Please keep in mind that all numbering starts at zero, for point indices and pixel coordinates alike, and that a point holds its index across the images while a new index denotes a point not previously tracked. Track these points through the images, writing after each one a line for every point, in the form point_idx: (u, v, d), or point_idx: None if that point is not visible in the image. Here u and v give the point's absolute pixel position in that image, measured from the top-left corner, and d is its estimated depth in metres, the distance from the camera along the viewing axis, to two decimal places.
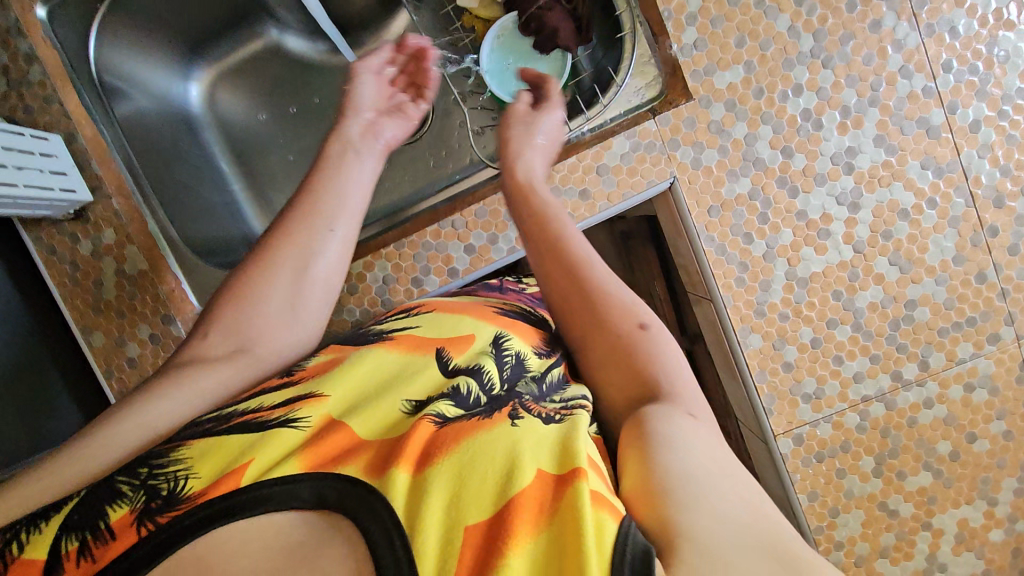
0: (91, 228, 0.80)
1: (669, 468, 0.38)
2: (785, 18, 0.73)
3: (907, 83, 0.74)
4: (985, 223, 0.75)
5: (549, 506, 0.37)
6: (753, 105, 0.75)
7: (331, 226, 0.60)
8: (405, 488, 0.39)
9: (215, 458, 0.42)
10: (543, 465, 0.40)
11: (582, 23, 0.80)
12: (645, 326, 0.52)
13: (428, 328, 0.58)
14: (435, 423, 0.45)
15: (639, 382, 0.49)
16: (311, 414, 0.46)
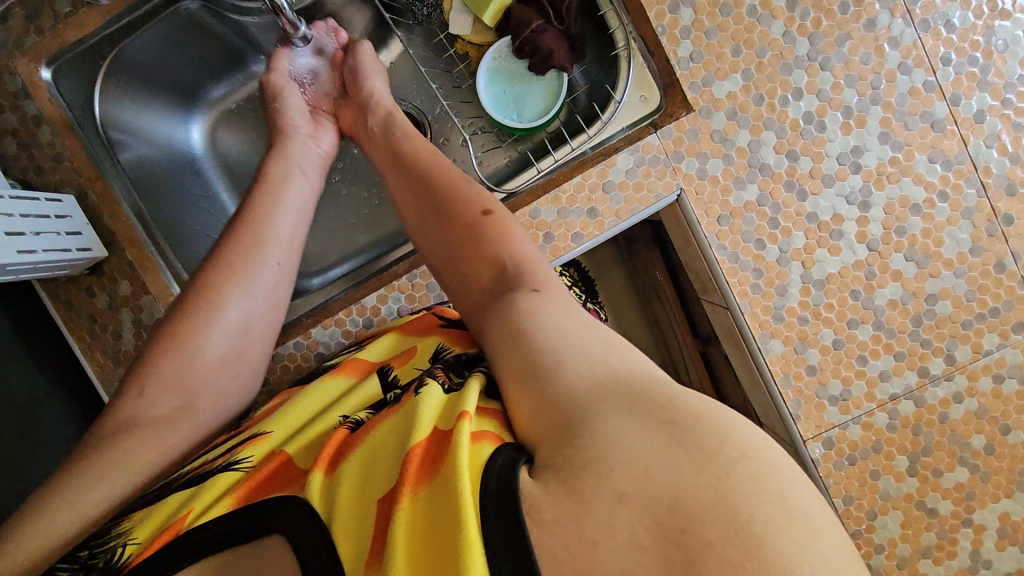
0: (106, 280, 0.81)
1: (519, 360, 0.44)
2: (779, 24, 0.73)
3: (907, 78, 0.73)
4: (999, 212, 0.75)
5: (432, 456, 0.41)
6: (754, 112, 0.75)
7: (269, 253, 0.67)
8: (319, 487, 0.45)
9: (150, 523, 0.50)
10: (433, 420, 0.44)
11: (575, 41, 0.81)
12: (488, 211, 0.62)
13: (372, 354, 0.68)
14: (350, 428, 0.52)
15: (491, 266, 0.57)
16: (252, 453, 0.54)
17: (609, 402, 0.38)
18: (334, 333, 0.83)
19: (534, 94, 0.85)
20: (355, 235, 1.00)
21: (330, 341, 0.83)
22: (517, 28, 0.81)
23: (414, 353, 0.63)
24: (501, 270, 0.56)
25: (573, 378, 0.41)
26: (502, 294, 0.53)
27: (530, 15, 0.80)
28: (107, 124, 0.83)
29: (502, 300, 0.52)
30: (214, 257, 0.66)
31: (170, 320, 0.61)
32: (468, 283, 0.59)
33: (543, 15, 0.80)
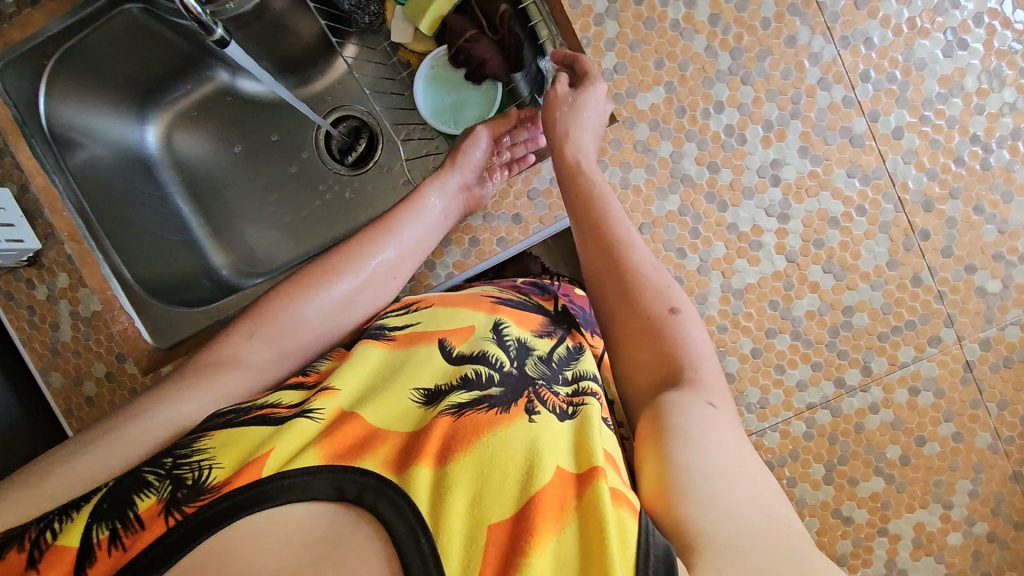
0: (45, 273, 0.83)
1: (702, 467, 0.45)
2: (701, 38, 0.75)
3: (826, 94, 0.75)
4: (916, 227, 0.76)
5: (564, 506, 0.45)
6: (676, 124, 0.76)
7: (384, 249, 0.68)
8: (427, 484, 0.46)
9: (238, 451, 0.46)
10: (563, 464, 0.48)
11: (510, 51, 0.82)
12: (675, 310, 0.61)
13: (427, 323, 0.61)
14: (451, 415, 0.51)
15: (663, 363, 0.57)
16: (325, 405, 0.51)
17: (777, 556, 0.39)
18: None
19: (470, 102, 0.87)
20: (300, 237, 1.02)
21: None
22: (451, 37, 0.83)
23: (472, 326, 0.61)
24: (670, 372, 0.56)
25: (742, 512, 0.42)
26: (671, 396, 0.53)
27: (463, 25, 0.82)
28: (53, 120, 0.85)
29: (671, 402, 0.52)
30: (347, 246, 0.67)
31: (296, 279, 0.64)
32: (631, 372, 0.59)
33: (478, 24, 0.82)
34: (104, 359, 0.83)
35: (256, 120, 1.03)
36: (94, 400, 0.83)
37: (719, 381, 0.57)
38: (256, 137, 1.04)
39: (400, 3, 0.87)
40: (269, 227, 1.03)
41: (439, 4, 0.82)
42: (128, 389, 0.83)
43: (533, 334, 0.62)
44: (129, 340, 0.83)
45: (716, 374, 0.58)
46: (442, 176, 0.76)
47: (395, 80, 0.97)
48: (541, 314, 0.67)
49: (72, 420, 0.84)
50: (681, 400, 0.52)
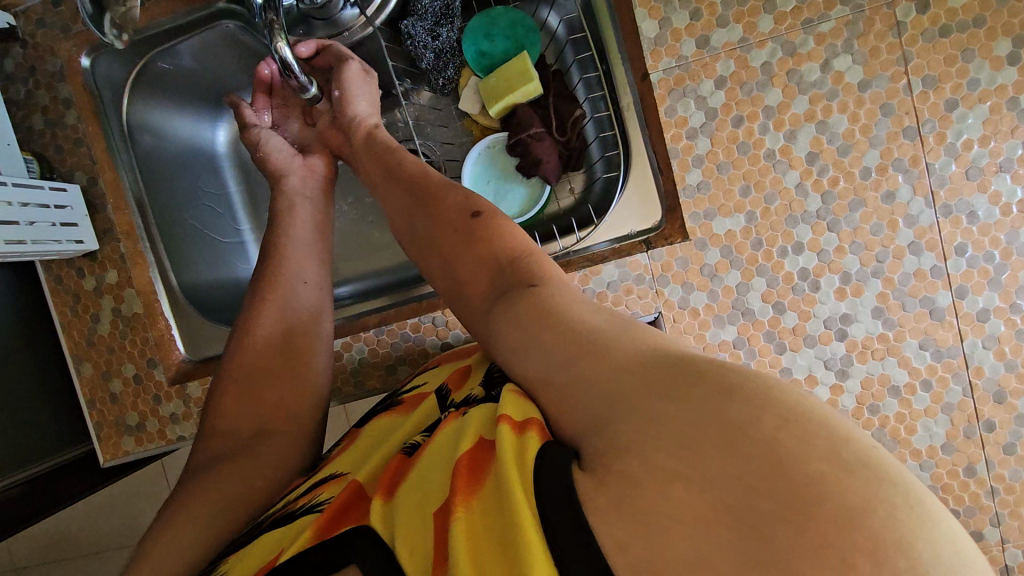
0: (97, 266, 0.85)
1: (549, 356, 0.44)
2: (794, 174, 0.72)
3: (915, 259, 0.71)
4: (981, 416, 0.71)
5: (480, 465, 0.41)
6: (749, 256, 0.73)
7: (304, 278, 0.74)
8: (381, 509, 0.45)
9: (248, 561, 0.48)
10: (482, 430, 0.45)
11: (571, 153, 0.83)
12: (478, 214, 0.63)
13: (431, 382, 0.67)
14: (406, 453, 0.53)
15: (490, 259, 0.59)
16: (328, 494, 0.52)
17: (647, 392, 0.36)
18: None
19: (516, 192, 0.87)
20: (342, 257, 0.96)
21: None
22: (516, 127, 0.82)
23: (472, 368, 0.63)
24: (501, 272, 0.58)
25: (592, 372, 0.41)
26: (503, 302, 0.54)
27: (531, 120, 0.82)
28: (134, 106, 0.86)
29: (508, 304, 0.53)
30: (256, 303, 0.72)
31: (231, 361, 0.69)
32: (474, 280, 0.60)
33: (545, 125, 0.83)
34: (134, 361, 0.85)
35: None
36: (118, 397, 0.85)
37: (549, 262, 0.58)
38: None
39: (478, 76, 0.87)
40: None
41: (514, 97, 0.82)
42: (152, 394, 0.85)
43: None
44: (163, 347, 0.84)
45: (544, 260, 0.58)
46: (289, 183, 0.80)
47: (450, 147, 0.94)
48: None
49: (93, 412, 0.86)
50: (510, 305, 0.52)
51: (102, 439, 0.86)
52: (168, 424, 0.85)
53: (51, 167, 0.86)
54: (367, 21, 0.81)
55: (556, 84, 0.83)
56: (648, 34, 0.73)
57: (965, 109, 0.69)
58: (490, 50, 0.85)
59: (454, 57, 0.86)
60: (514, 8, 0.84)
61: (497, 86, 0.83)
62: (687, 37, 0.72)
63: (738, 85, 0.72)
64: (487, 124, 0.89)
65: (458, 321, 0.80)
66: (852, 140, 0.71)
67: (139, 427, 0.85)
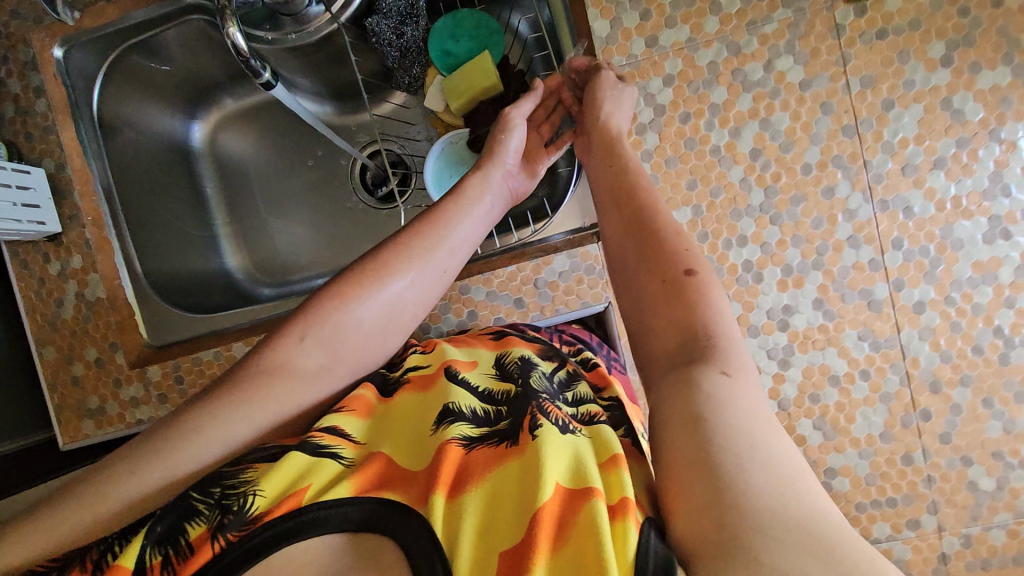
0: (62, 251, 0.86)
1: (704, 457, 0.43)
2: (738, 169, 0.74)
3: (854, 252, 0.73)
4: (918, 406, 0.74)
5: (567, 523, 0.46)
6: (696, 247, 0.75)
7: (437, 265, 0.63)
8: (443, 513, 0.49)
9: (276, 478, 0.49)
10: (560, 477, 0.48)
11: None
12: (692, 271, 0.56)
13: (432, 361, 0.64)
14: (462, 446, 0.53)
15: (679, 334, 0.54)
16: (353, 454, 0.54)
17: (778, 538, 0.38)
18: None
19: None
20: (319, 255, 1.00)
21: None
22: (476, 123, 0.88)
23: (478, 361, 0.65)
24: (687, 340, 0.53)
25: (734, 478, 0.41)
26: (682, 376, 0.50)
27: (490, 117, 0.87)
28: (105, 98, 0.87)
29: (673, 381, 0.51)
30: (374, 260, 0.61)
31: (341, 308, 0.58)
32: (654, 341, 0.56)
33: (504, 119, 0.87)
34: (97, 344, 0.86)
35: (303, 137, 1.01)
36: (80, 380, 0.86)
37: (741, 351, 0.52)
38: (301, 149, 1.02)
39: (442, 75, 0.89)
40: (289, 239, 1.01)
41: (474, 95, 0.86)
42: (114, 378, 0.86)
43: (538, 357, 0.65)
44: (125, 331, 0.85)
45: (742, 351, 0.53)
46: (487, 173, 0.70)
47: (416, 143, 0.99)
48: (537, 343, 0.69)
49: (55, 395, 0.86)
50: (685, 380, 0.50)
51: (62, 422, 0.86)
52: (128, 408, 0.85)
53: (20, 154, 0.88)
54: (332, 17, 0.84)
55: (517, 83, 0.87)
56: (600, 34, 0.76)
57: (901, 108, 0.71)
58: (454, 50, 0.87)
59: (420, 56, 0.89)
60: (480, 11, 0.87)
61: (459, 85, 0.86)
62: (637, 36, 0.75)
63: (685, 83, 0.74)
64: (453, 122, 0.91)
65: None
66: (793, 137, 0.73)
67: (100, 410, 0.86)
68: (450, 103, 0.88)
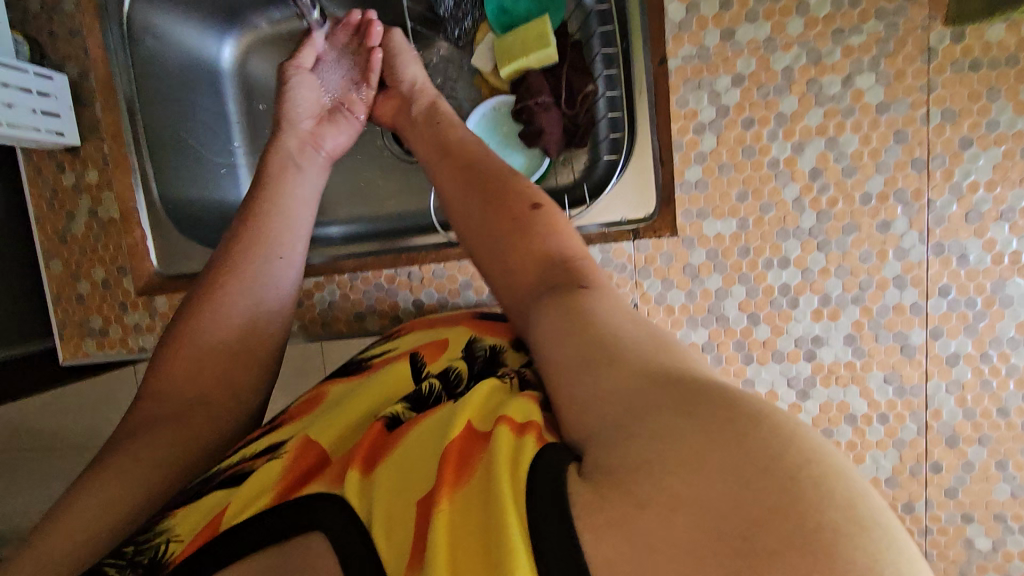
0: (78, 163, 0.82)
1: (577, 354, 0.40)
2: (794, 187, 0.70)
3: (897, 293, 0.70)
4: (930, 457, 0.72)
5: (468, 458, 0.37)
6: (734, 262, 0.73)
7: (280, 254, 0.67)
8: (356, 485, 0.41)
9: (196, 516, 0.46)
10: (471, 417, 0.41)
11: (578, 129, 0.82)
12: (536, 206, 0.58)
13: (403, 346, 0.64)
14: (385, 426, 0.48)
15: (539, 268, 0.54)
16: (289, 442, 0.50)
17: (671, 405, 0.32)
18: None
19: (515, 158, 0.85)
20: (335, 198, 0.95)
21: None
22: (525, 92, 0.80)
23: (449, 344, 0.61)
24: (551, 264, 0.54)
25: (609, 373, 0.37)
26: (549, 306, 0.48)
27: (541, 87, 0.79)
28: (137, 5, 0.82)
29: (553, 300, 0.49)
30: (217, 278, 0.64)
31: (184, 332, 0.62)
32: (516, 278, 0.55)
33: (555, 95, 0.80)
34: (105, 265, 0.83)
35: None
36: (85, 298, 0.84)
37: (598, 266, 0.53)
38: None
39: (496, 34, 0.84)
40: None
41: (527, 62, 0.80)
42: (119, 302, 0.84)
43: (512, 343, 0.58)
44: (135, 257, 0.83)
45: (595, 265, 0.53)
46: (282, 143, 0.73)
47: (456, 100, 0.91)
48: None
49: (59, 309, 0.85)
50: (554, 308, 0.47)
51: (65, 337, 0.85)
52: (131, 334, 0.84)
53: (42, 54, 0.83)
54: None
55: (573, 55, 0.80)
56: (673, 17, 0.70)
57: (979, 149, 0.67)
58: (513, 9, 0.82)
59: (474, 8, 0.85)
60: None
61: (511, 47, 0.81)
62: (713, 27, 0.69)
63: (756, 86, 0.70)
64: (498, 85, 0.87)
65: (433, 279, 0.79)
66: (859, 162, 0.69)
67: (102, 331, 0.84)
68: (499, 66, 0.83)
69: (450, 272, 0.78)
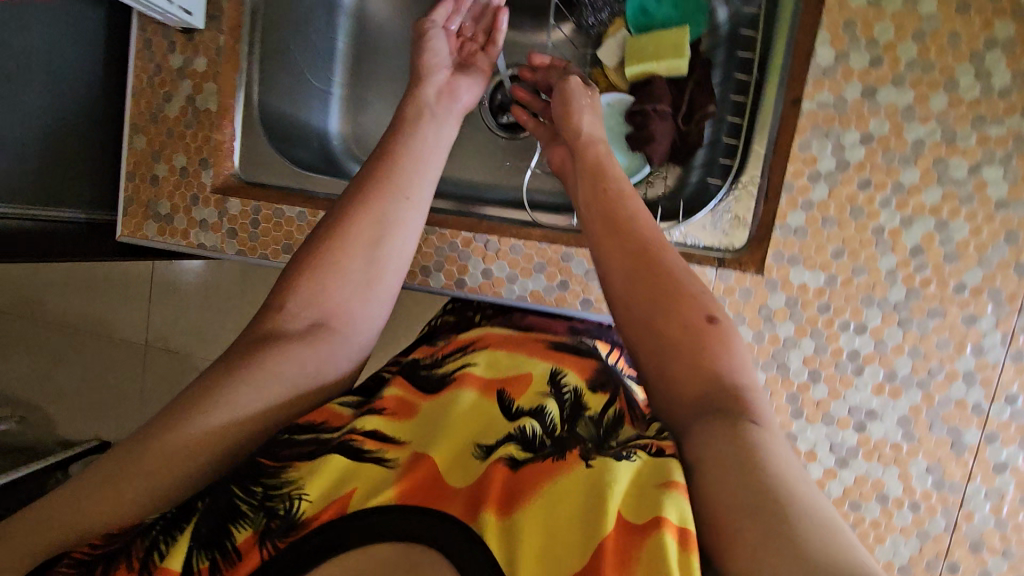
0: (189, 48, 0.81)
1: (745, 490, 0.37)
2: (891, 259, 0.70)
3: (964, 388, 0.70)
4: (950, 556, 0.72)
5: (629, 557, 0.40)
6: (811, 316, 0.72)
7: (408, 196, 0.65)
8: (495, 529, 0.43)
9: (323, 479, 0.48)
10: (621, 508, 0.43)
11: (682, 144, 0.82)
12: (713, 320, 0.52)
13: (486, 368, 0.61)
14: (508, 466, 0.49)
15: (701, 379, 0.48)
16: (398, 456, 0.51)
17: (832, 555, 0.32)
18: None
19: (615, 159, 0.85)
20: None
21: None
22: (646, 97, 0.80)
23: (532, 378, 0.60)
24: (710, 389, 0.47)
25: (751, 488, 0.37)
26: (732, 440, 0.41)
27: (663, 96, 0.80)
28: None
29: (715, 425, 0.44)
30: (344, 212, 0.63)
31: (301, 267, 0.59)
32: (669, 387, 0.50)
33: (673, 106, 0.81)
34: (188, 154, 0.82)
35: None
36: (159, 181, 0.83)
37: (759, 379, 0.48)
38: None
39: (630, 32, 0.84)
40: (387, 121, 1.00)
41: (656, 68, 0.80)
42: (192, 194, 0.82)
43: (590, 387, 0.59)
44: (220, 154, 0.82)
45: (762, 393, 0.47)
46: (419, 96, 0.74)
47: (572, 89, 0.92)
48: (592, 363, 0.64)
49: (130, 185, 0.84)
50: (717, 432, 0.43)
51: (128, 214, 0.84)
52: (194, 228, 0.83)
53: None
54: None
55: (701, 72, 0.80)
56: (821, 62, 0.70)
57: None
58: (654, 11, 0.82)
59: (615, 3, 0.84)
60: None
61: (645, 49, 0.81)
62: (857, 81, 0.69)
63: (882, 150, 0.69)
64: (616, 82, 0.86)
65: (508, 254, 0.78)
66: (963, 251, 0.68)
67: (167, 218, 0.83)
68: (626, 64, 0.83)
69: (526, 251, 0.77)
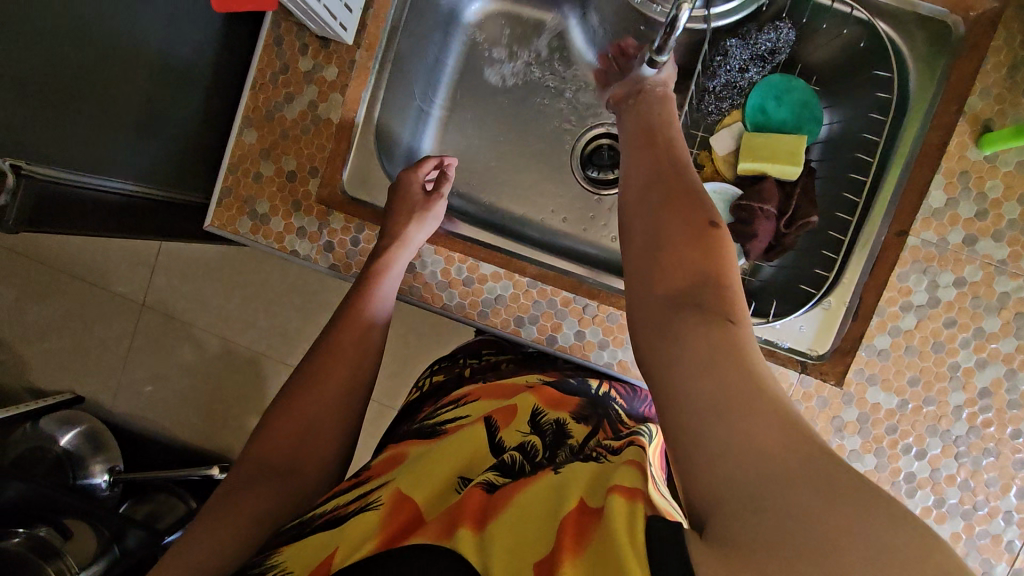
0: (323, 55, 0.80)
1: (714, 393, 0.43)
2: (960, 395, 0.75)
3: (1003, 525, 0.75)
4: None
5: (585, 530, 0.42)
6: (879, 434, 0.76)
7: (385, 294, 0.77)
8: (469, 542, 0.45)
9: (309, 553, 0.49)
10: (584, 496, 0.46)
11: (779, 246, 0.85)
12: (716, 223, 0.56)
13: (476, 410, 0.68)
14: (485, 491, 0.51)
15: (691, 272, 0.52)
16: (380, 497, 0.53)
17: (798, 444, 0.39)
18: (438, 265, 0.81)
19: None
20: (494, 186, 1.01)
21: (427, 266, 0.81)
22: (754, 194, 0.84)
23: (516, 414, 0.65)
24: (699, 281, 0.51)
25: (726, 390, 0.42)
26: (706, 333, 0.47)
27: (771, 197, 0.83)
28: None
29: (691, 317, 0.48)
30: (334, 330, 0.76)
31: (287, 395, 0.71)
32: (653, 277, 0.54)
33: (779, 210, 0.84)
34: (300, 160, 0.80)
35: (555, 71, 1.01)
36: (262, 180, 0.81)
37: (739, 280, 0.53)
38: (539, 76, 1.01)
39: (745, 126, 0.88)
40: (479, 151, 1.02)
41: (768, 168, 0.84)
42: (295, 199, 0.80)
43: (572, 421, 0.64)
44: (332, 166, 0.81)
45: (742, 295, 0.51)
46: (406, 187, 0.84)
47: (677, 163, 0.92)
48: (572, 403, 0.69)
49: (230, 177, 0.81)
50: (696, 321, 0.48)
51: (222, 205, 0.81)
52: (291, 234, 0.80)
53: None
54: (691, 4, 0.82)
55: (807, 181, 0.85)
56: (932, 203, 0.74)
57: None
58: (772, 112, 0.87)
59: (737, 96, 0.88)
60: (813, 93, 0.88)
61: (759, 148, 0.84)
62: (961, 228, 0.74)
63: (972, 295, 0.74)
64: (723, 171, 0.89)
65: (604, 322, 0.79)
66: None
67: (263, 218, 0.80)
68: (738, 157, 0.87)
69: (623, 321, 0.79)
